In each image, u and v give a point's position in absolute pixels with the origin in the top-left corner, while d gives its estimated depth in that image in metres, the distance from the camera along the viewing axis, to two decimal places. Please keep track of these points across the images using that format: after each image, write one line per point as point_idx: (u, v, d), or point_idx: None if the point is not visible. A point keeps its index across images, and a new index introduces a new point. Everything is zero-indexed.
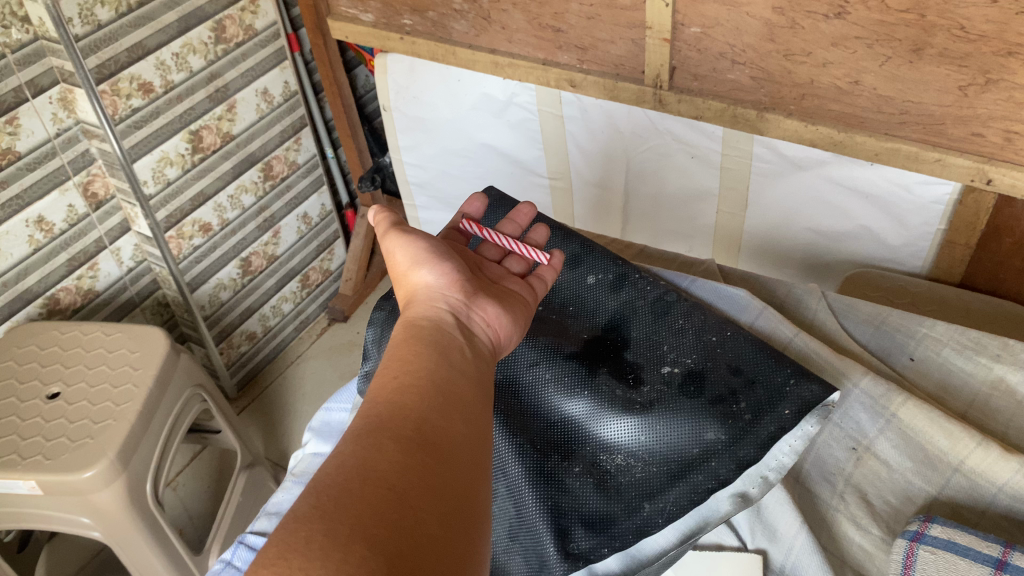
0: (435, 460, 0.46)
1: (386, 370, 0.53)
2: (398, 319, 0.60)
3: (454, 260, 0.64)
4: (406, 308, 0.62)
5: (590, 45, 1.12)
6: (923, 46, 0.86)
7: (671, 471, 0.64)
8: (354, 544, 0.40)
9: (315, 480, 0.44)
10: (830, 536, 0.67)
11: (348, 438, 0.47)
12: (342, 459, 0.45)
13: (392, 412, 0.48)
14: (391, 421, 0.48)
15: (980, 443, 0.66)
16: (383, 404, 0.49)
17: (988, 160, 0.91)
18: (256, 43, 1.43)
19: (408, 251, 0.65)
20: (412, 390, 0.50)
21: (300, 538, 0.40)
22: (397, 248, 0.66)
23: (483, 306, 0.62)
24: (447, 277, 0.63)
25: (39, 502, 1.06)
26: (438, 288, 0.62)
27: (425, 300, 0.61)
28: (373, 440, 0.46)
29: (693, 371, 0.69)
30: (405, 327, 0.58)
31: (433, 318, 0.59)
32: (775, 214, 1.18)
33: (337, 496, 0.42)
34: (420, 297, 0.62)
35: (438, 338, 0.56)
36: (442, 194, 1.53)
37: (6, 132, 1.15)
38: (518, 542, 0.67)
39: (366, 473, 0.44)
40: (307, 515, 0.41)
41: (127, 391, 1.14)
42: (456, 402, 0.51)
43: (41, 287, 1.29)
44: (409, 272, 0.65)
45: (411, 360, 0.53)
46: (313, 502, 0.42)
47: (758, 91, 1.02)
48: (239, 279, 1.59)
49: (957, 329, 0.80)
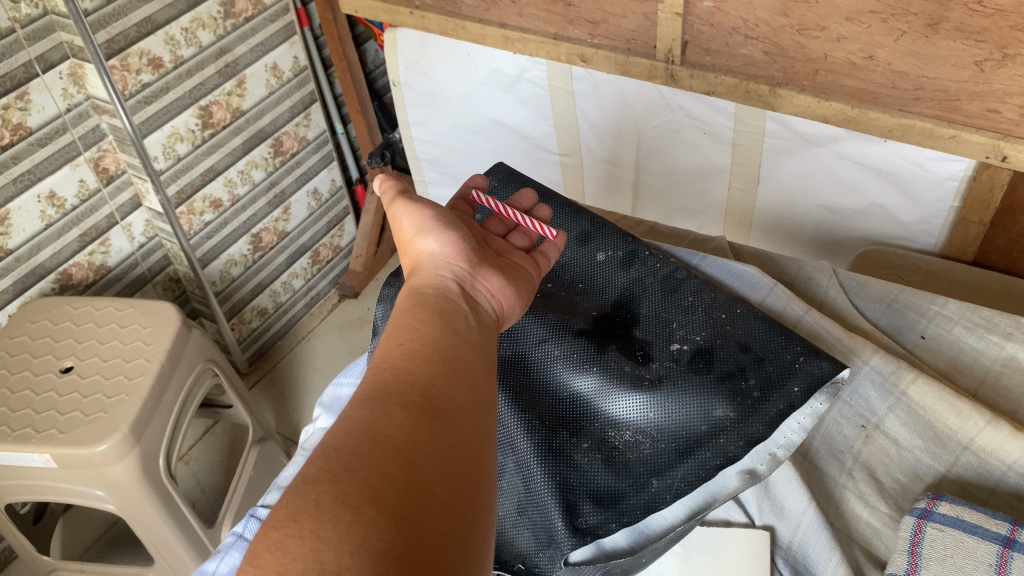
0: (443, 425, 0.46)
1: (390, 338, 0.53)
2: (402, 287, 0.60)
3: (462, 231, 0.64)
4: (411, 276, 0.61)
5: (602, 19, 1.11)
6: (939, 20, 0.85)
7: (680, 448, 0.64)
8: (364, 506, 0.40)
9: (323, 443, 0.44)
10: (838, 513, 0.68)
11: (355, 403, 0.47)
12: (348, 423, 0.45)
13: (399, 378, 0.48)
14: (398, 387, 0.48)
15: (990, 422, 0.66)
16: (388, 369, 0.49)
17: (1002, 137, 0.90)
18: (266, 17, 1.42)
19: (415, 219, 0.64)
20: (419, 356, 0.50)
21: (310, 500, 0.40)
22: (404, 216, 0.65)
23: (489, 277, 0.62)
24: (453, 247, 0.63)
25: (53, 475, 1.07)
26: (443, 256, 0.62)
27: (428, 269, 0.61)
28: (381, 406, 0.46)
29: (702, 349, 0.69)
30: (411, 294, 0.58)
31: (437, 286, 0.59)
32: (787, 190, 1.17)
33: (347, 459, 0.42)
34: (425, 265, 0.62)
35: (444, 306, 0.56)
36: (453, 169, 1.52)
37: (16, 108, 1.15)
38: (526, 516, 0.67)
39: (373, 437, 0.44)
40: (316, 478, 0.42)
41: (139, 365, 1.15)
42: (463, 371, 0.51)
43: (53, 263, 1.29)
44: (415, 239, 0.64)
45: (416, 328, 0.53)
46: (321, 465, 0.43)
47: (772, 66, 1.01)
48: (250, 255, 1.59)
49: (968, 306, 0.80)
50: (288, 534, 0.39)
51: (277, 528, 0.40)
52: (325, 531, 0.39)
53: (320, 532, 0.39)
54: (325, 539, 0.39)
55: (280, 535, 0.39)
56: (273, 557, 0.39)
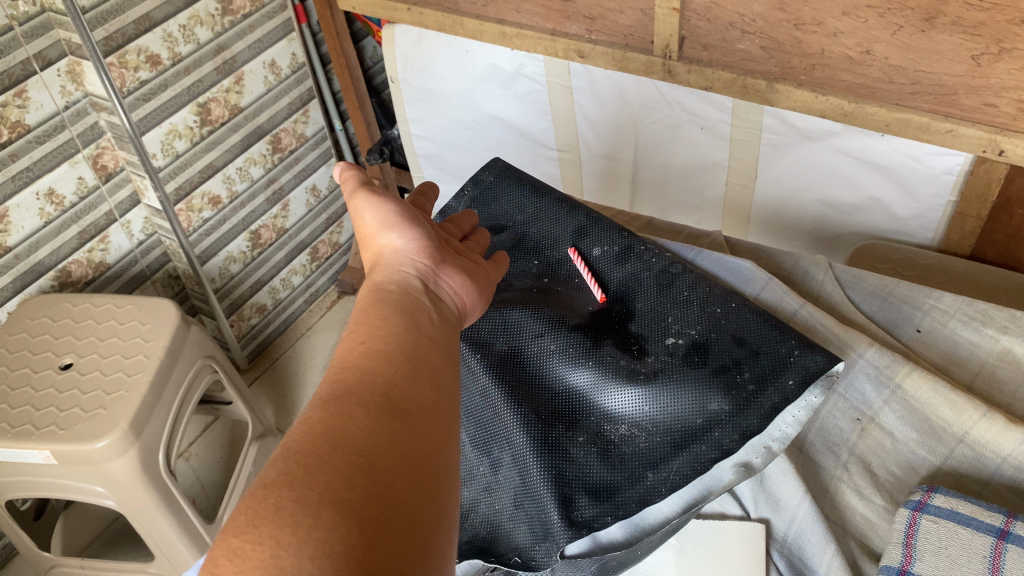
0: (404, 425, 0.46)
1: (350, 336, 0.52)
2: (363, 284, 0.59)
3: (426, 227, 0.63)
4: (373, 272, 0.60)
5: (599, 15, 1.11)
6: (936, 14, 0.85)
7: (675, 441, 0.65)
8: (325, 510, 0.39)
9: (282, 447, 0.43)
10: (834, 506, 0.69)
11: (314, 404, 0.47)
12: (308, 425, 0.44)
13: (359, 378, 0.48)
14: (358, 387, 0.47)
15: (984, 414, 0.66)
16: (350, 370, 0.49)
17: (999, 131, 0.90)
18: (264, 14, 1.42)
19: (378, 213, 0.63)
20: (380, 357, 0.50)
21: (269, 505, 0.39)
22: (366, 209, 0.64)
23: (452, 275, 0.61)
24: (416, 244, 0.61)
25: (53, 471, 1.08)
26: (407, 253, 0.61)
27: (389, 266, 0.60)
28: (341, 407, 0.46)
29: (697, 342, 0.69)
30: (373, 291, 0.57)
31: (401, 283, 0.58)
32: (785, 185, 1.17)
33: (305, 463, 0.42)
34: (387, 261, 0.60)
35: (406, 303, 0.56)
36: (452, 166, 1.53)
37: (14, 106, 1.15)
38: (523, 509, 0.68)
39: (334, 440, 0.43)
40: (276, 482, 0.41)
41: (139, 362, 1.15)
42: (426, 371, 0.51)
43: (52, 260, 1.30)
44: (377, 234, 0.63)
45: (379, 326, 0.52)
46: (281, 469, 0.42)
47: (769, 61, 1.01)
48: (249, 251, 1.59)
49: (963, 300, 0.80)
50: (248, 541, 0.38)
51: (235, 535, 0.39)
52: (285, 537, 0.38)
53: (281, 537, 0.38)
54: (286, 545, 0.38)
55: (240, 543, 0.38)
56: (233, 565, 0.37)
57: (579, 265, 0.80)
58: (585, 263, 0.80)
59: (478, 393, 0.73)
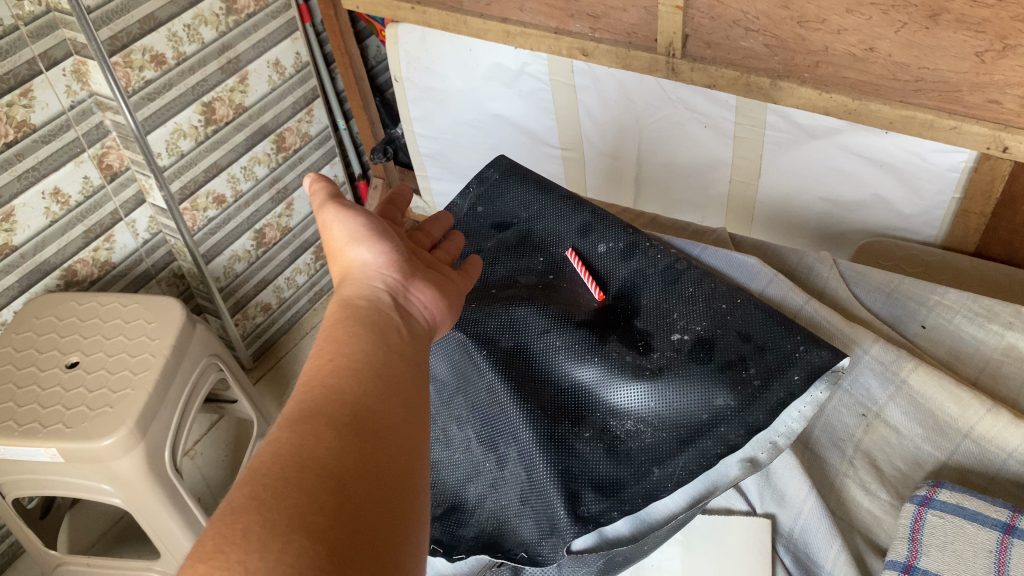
0: (371, 446, 0.45)
1: (317, 353, 0.51)
2: (331, 300, 0.56)
3: (395, 239, 0.60)
4: (339, 287, 0.57)
5: (602, 13, 1.11)
6: (939, 12, 0.86)
7: (681, 436, 0.65)
8: (293, 535, 0.38)
9: (249, 470, 0.42)
10: (840, 501, 0.69)
11: (282, 423, 0.45)
12: (275, 446, 0.43)
13: (328, 397, 0.47)
14: (327, 406, 0.46)
15: (990, 410, 0.66)
16: (318, 388, 0.47)
17: (1002, 127, 0.90)
18: (268, 13, 1.42)
19: (346, 226, 0.60)
20: (349, 373, 0.48)
21: (236, 531, 0.38)
22: (334, 222, 0.60)
23: (422, 289, 0.59)
24: (384, 256, 0.59)
25: (60, 469, 1.08)
26: (376, 267, 0.58)
27: (356, 281, 0.57)
28: (309, 427, 0.45)
29: (703, 338, 0.69)
30: (340, 307, 0.55)
31: (369, 298, 0.55)
32: (789, 183, 1.17)
33: (274, 486, 0.41)
34: (355, 275, 0.58)
35: (375, 319, 0.54)
36: (455, 164, 1.53)
37: (20, 105, 1.16)
38: (529, 506, 0.68)
39: (302, 461, 0.42)
40: (243, 507, 0.39)
41: (144, 360, 1.16)
42: (396, 388, 0.49)
43: (58, 259, 1.30)
44: (345, 248, 0.60)
45: (347, 343, 0.51)
46: (248, 493, 0.40)
47: (772, 59, 1.01)
48: (254, 250, 1.60)
49: (968, 296, 0.80)
50: (215, 568, 0.37)
51: (203, 561, 0.37)
52: (253, 564, 0.37)
53: (248, 564, 0.37)
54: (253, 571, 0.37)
55: (207, 568, 0.37)
56: None
57: (576, 263, 0.80)
58: (582, 261, 0.81)
59: (484, 388, 0.73)
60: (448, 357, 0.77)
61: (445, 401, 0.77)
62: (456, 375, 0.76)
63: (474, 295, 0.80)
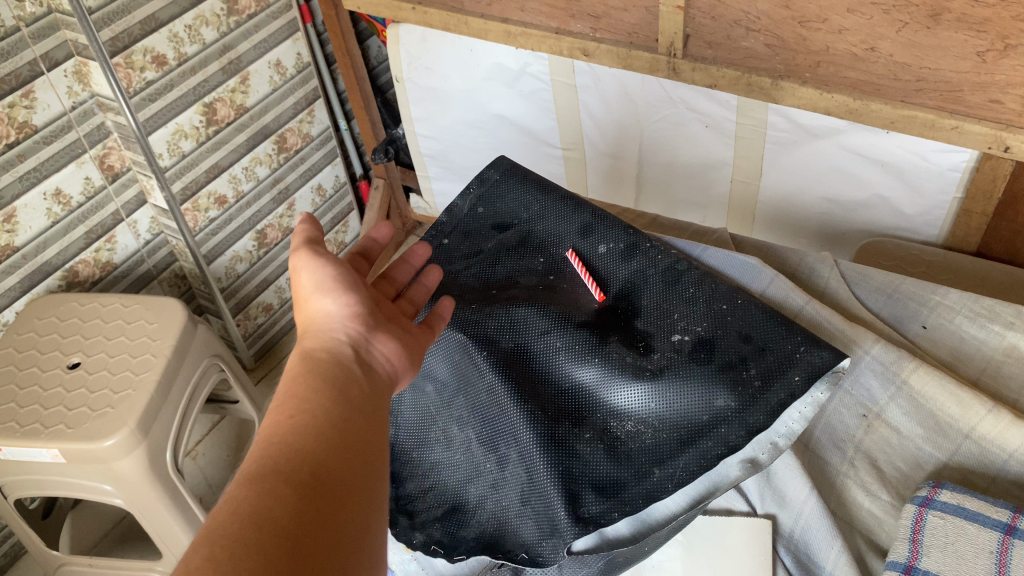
0: (329, 507, 0.44)
1: (277, 408, 0.49)
2: (292, 351, 0.55)
3: (360, 290, 0.59)
4: (300, 339, 0.56)
5: (603, 13, 1.11)
6: (940, 11, 0.85)
7: (681, 437, 0.65)
8: None
9: (205, 529, 0.41)
10: (840, 502, 0.69)
11: (240, 481, 0.44)
12: (232, 504, 0.42)
13: (286, 453, 0.46)
14: (285, 463, 0.45)
15: (991, 410, 0.66)
16: (277, 444, 0.46)
17: (1004, 127, 0.90)
18: (269, 14, 1.43)
19: (314, 275, 0.58)
20: (308, 429, 0.47)
21: None
22: (303, 270, 0.59)
23: (386, 340, 0.57)
24: (347, 307, 0.57)
25: (62, 470, 1.08)
26: (340, 318, 0.56)
27: (316, 333, 0.55)
28: (267, 485, 0.43)
29: (704, 339, 0.69)
30: (299, 362, 0.53)
31: (331, 351, 0.54)
32: (790, 183, 1.17)
33: (231, 546, 0.39)
34: (318, 326, 0.56)
35: (335, 372, 0.52)
36: (457, 165, 1.53)
37: (22, 106, 1.16)
38: (530, 506, 0.68)
39: (260, 520, 0.41)
40: (200, 568, 0.38)
41: (146, 361, 1.16)
42: (356, 444, 0.48)
43: (60, 260, 1.30)
44: (310, 297, 0.58)
45: (305, 399, 0.49)
46: (205, 553, 0.39)
47: (773, 59, 1.01)
48: (255, 251, 1.60)
49: (969, 296, 0.80)
50: None
51: None
52: None
53: None
54: None
55: None
56: None
57: (577, 264, 0.80)
58: (582, 262, 0.81)
59: (484, 389, 0.73)
60: (447, 357, 0.76)
61: (445, 401, 0.77)
62: (455, 375, 0.76)
63: (474, 297, 0.80)
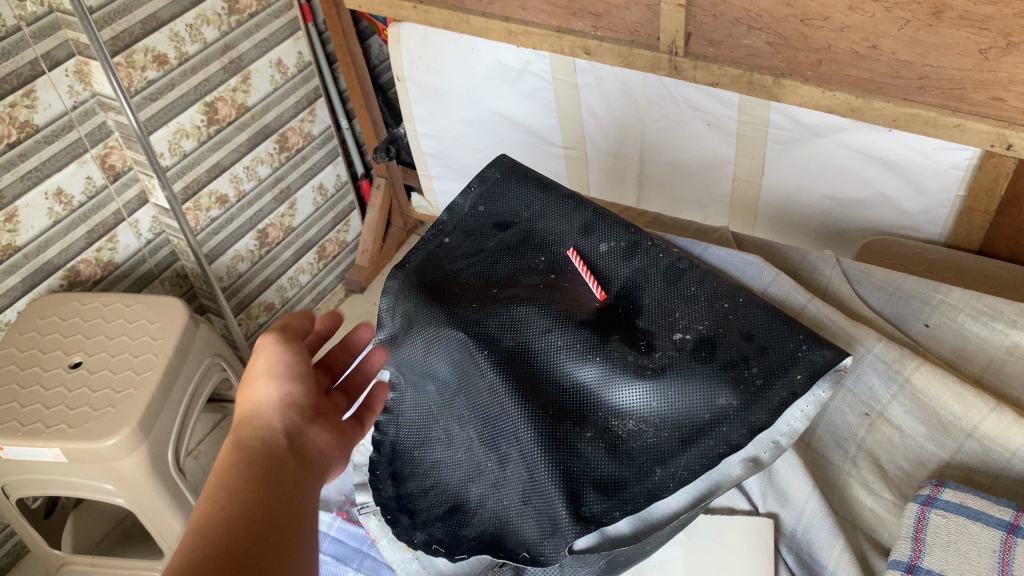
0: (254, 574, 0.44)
1: (208, 499, 0.50)
2: (230, 435, 0.57)
3: (303, 381, 0.63)
4: (235, 425, 0.59)
5: (604, 12, 1.11)
6: (943, 9, 0.85)
7: (683, 436, 0.65)
8: None
9: None
10: (843, 501, 0.70)
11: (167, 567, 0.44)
12: None
13: (215, 538, 0.46)
14: (213, 547, 0.45)
15: (994, 408, 0.66)
16: (206, 530, 0.46)
17: (1007, 125, 0.89)
18: (270, 13, 1.42)
19: (267, 360, 0.62)
20: (238, 516, 0.48)
21: None
22: (259, 355, 0.63)
23: (321, 436, 0.61)
24: (287, 397, 0.61)
25: (64, 469, 1.08)
26: (280, 407, 0.60)
27: (250, 420, 0.59)
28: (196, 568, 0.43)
29: (705, 337, 0.68)
30: (233, 446, 0.56)
31: (268, 437, 0.57)
32: (793, 181, 1.17)
33: None
34: (260, 412, 0.59)
35: (271, 459, 0.55)
36: (458, 164, 1.53)
37: (23, 106, 1.16)
38: (531, 505, 0.67)
39: None
40: None
41: (148, 360, 1.16)
42: (286, 527, 0.49)
43: (62, 259, 1.30)
44: (255, 384, 0.61)
45: (238, 487, 0.51)
46: None
47: (775, 57, 1.01)
48: (256, 250, 1.60)
49: (971, 294, 0.80)
50: None
51: None
52: None
53: None
54: None
55: None
56: None
57: (579, 263, 0.80)
58: (584, 261, 0.81)
59: (485, 388, 0.72)
60: (447, 357, 0.75)
61: (446, 400, 0.76)
62: (456, 374, 0.75)
63: (475, 296, 0.79)
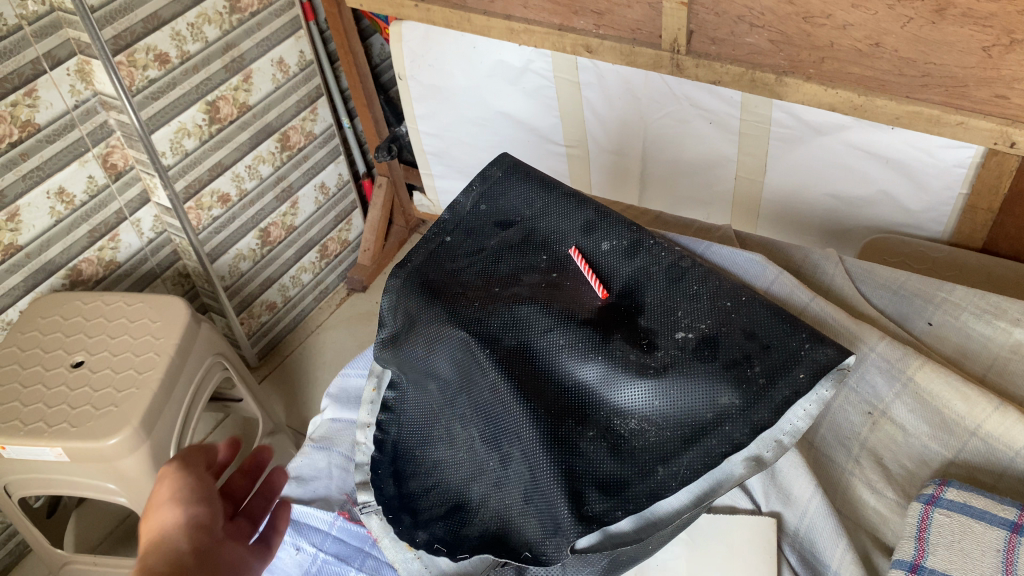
0: None
1: None
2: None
3: (211, 501, 0.49)
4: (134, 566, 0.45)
5: (606, 10, 1.11)
6: (945, 6, 0.85)
7: (685, 435, 0.65)
8: None
9: None
10: (846, 501, 0.69)
11: None
12: None
13: None
14: None
15: (998, 408, 0.66)
16: None
17: (1011, 122, 0.89)
18: (272, 12, 1.42)
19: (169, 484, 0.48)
20: None
21: None
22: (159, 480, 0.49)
23: (235, 556, 0.49)
24: (197, 520, 0.48)
25: (66, 468, 1.08)
26: (193, 535, 0.47)
27: (157, 553, 0.45)
28: None
29: (707, 337, 0.68)
30: None
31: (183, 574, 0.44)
32: (795, 179, 1.17)
33: None
34: (164, 546, 0.46)
35: None
36: (460, 163, 1.53)
37: (24, 105, 1.16)
38: (532, 504, 0.67)
39: None
40: None
41: (150, 359, 1.16)
42: None
43: (64, 259, 1.30)
44: (156, 512, 0.48)
45: None
46: None
47: (778, 54, 1.01)
48: (258, 249, 1.60)
49: (975, 292, 0.80)
50: None
51: None
52: None
53: None
54: None
55: None
56: None
57: (580, 262, 0.80)
58: (586, 260, 0.80)
59: (487, 388, 0.72)
60: (449, 355, 0.75)
61: (448, 399, 0.77)
62: (458, 372, 0.75)
63: (476, 294, 0.79)
